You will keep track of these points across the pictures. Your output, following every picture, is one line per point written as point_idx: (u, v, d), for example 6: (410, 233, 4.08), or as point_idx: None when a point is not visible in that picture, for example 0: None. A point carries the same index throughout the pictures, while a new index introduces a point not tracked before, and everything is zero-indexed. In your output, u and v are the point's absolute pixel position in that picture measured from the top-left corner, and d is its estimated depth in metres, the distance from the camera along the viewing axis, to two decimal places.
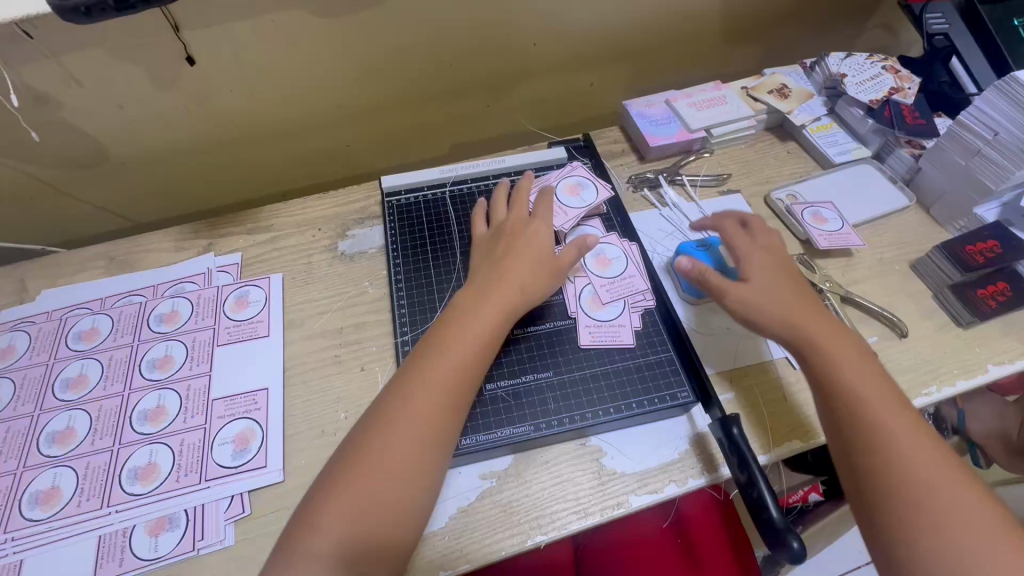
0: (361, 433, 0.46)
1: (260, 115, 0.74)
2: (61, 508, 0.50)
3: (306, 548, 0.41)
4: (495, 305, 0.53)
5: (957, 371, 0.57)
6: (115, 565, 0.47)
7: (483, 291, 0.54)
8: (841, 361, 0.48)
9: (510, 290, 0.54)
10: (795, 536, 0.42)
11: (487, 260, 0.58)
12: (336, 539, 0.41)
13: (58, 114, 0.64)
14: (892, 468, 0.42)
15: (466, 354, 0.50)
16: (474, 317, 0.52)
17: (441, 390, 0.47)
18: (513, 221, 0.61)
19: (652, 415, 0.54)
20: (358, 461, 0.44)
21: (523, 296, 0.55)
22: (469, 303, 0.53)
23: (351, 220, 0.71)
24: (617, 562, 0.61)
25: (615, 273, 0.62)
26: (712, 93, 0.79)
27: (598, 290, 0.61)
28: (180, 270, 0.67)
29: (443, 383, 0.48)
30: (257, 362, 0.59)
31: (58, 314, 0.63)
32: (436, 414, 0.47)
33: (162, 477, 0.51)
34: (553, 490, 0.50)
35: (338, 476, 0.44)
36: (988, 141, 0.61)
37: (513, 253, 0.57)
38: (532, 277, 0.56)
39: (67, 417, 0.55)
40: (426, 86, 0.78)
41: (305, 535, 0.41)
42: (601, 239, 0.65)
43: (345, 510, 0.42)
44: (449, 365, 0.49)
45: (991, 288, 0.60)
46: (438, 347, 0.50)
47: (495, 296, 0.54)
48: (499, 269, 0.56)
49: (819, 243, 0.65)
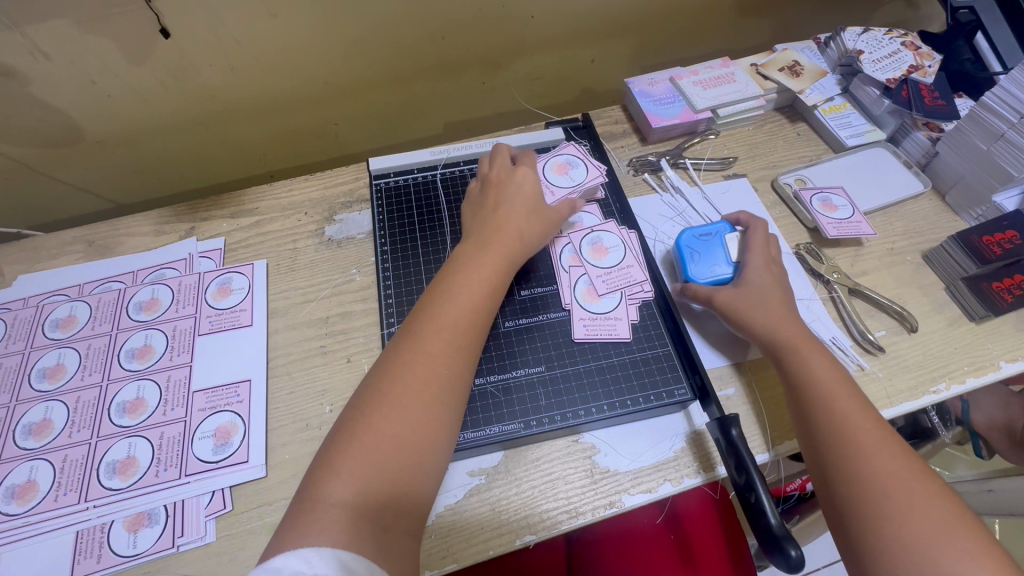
0: (370, 392, 0.42)
1: (244, 89, 0.70)
2: (37, 502, 0.48)
3: (322, 504, 0.36)
4: (496, 253, 0.51)
5: (967, 368, 0.55)
6: (93, 562, 0.46)
7: (480, 243, 0.52)
8: (804, 354, 0.47)
9: (503, 240, 0.53)
10: (793, 544, 0.40)
11: (479, 215, 0.56)
12: (359, 489, 0.37)
13: (27, 88, 0.60)
14: (846, 458, 0.41)
15: (474, 298, 0.48)
16: (482, 266, 0.50)
17: (451, 334, 0.45)
18: (498, 170, 0.59)
19: (646, 412, 0.52)
20: (369, 411, 0.41)
21: (523, 241, 0.54)
22: (467, 255, 0.51)
23: (339, 204, 0.68)
24: (609, 560, 0.60)
25: (613, 262, 0.59)
26: (720, 69, 0.74)
27: (593, 280, 0.58)
28: (161, 254, 0.64)
29: (455, 328, 0.46)
30: (240, 352, 0.57)
31: (35, 300, 0.61)
32: (448, 358, 0.44)
33: (141, 471, 0.50)
34: (543, 488, 0.49)
35: (350, 429, 0.40)
36: (1013, 124, 0.57)
37: (504, 204, 0.55)
38: (530, 225, 0.55)
39: (43, 408, 0.53)
40: (418, 60, 0.74)
41: (322, 488, 0.37)
42: (598, 226, 0.62)
43: (365, 457, 0.39)
44: (458, 313, 0.46)
45: (1007, 280, 0.57)
46: (443, 298, 0.47)
47: (490, 249, 0.52)
48: (490, 221, 0.54)
49: (827, 230, 0.61)
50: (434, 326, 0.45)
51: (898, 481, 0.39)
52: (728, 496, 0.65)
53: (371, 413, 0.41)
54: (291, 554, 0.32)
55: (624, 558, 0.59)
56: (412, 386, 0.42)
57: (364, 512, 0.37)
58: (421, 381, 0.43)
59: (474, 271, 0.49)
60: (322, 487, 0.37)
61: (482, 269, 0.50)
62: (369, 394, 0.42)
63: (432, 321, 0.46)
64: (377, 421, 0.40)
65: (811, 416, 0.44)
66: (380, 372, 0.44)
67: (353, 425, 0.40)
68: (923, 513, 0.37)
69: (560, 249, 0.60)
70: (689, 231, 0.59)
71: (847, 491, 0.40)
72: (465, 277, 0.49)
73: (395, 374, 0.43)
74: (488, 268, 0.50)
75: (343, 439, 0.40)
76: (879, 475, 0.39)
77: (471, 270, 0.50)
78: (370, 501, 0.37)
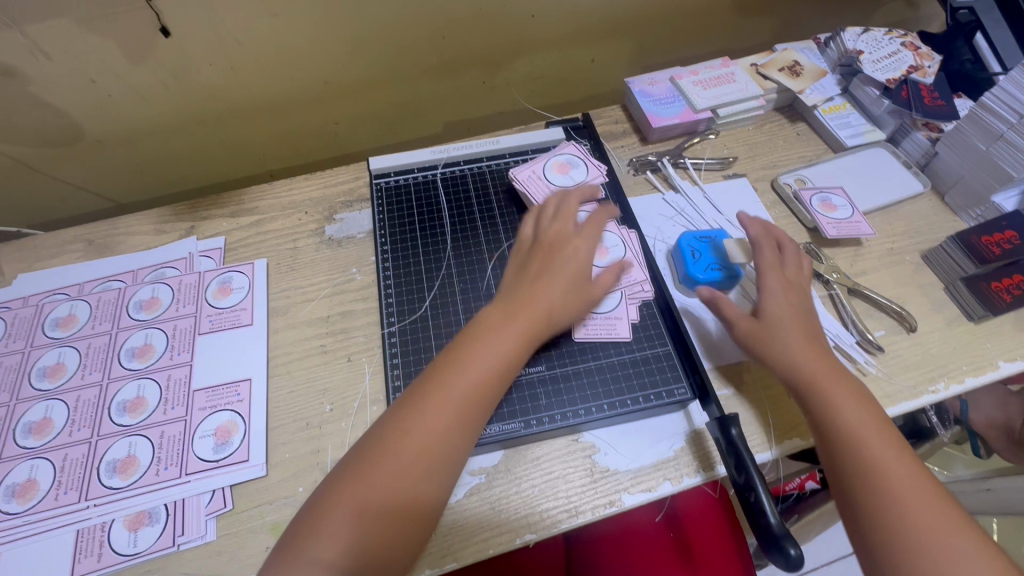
0: (372, 449, 0.43)
1: (244, 89, 0.70)
2: (37, 502, 0.48)
3: (303, 558, 0.38)
4: (520, 326, 0.49)
5: (966, 368, 0.55)
6: (93, 561, 0.46)
7: (505, 313, 0.50)
8: (826, 388, 0.47)
9: (532, 313, 0.50)
10: (793, 543, 0.40)
11: (515, 280, 0.53)
12: (343, 549, 0.39)
13: (27, 88, 0.60)
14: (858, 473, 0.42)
15: (486, 371, 0.46)
16: (496, 339, 0.48)
17: (453, 410, 0.45)
18: (552, 233, 0.55)
19: (646, 412, 0.52)
20: (363, 470, 0.42)
21: (550, 320, 0.51)
22: (491, 321, 0.49)
23: (339, 203, 0.68)
24: (608, 563, 0.60)
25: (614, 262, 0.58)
26: (720, 70, 0.74)
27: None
28: (161, 253, 0.64)
29: (462, 402, 0.45)
30: (241, 351, 0.57)
31: (35, 299, 0.60)
32: (446, 433, 0.44)
33: (141, 470, 0.50)
34: (543, 487, 0.49)
35: (343, 484, 0.42)
36: (1013, 125, 0.57)
37: (546, 276, 0.52)
38: (562, 301, 0.51)
39: (43, 407, 0.53)
40: (419, 60, 0.74)
41: (307, 544, 0.39)
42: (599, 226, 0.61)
43: (349, 520, 0.40)
44: (463, 386, 0.46)
45: (1006, 280, 0.57)
46: (454, 366, 0.47)
47: (516, 321, 0.49)
48: (525, 287, 0.52)
49: (827, 230, 0.62)
50: (441, 398, 0.45)
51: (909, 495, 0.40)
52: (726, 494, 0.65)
53: (367, 473, 0.42)
54: None
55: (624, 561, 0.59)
56: (409, 458, 0.42)
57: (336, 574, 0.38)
58: (418, 453, 0.43)
59: (492, 344, 0.48)
60: (307, 542, 0.39)
61: (500, 342, 0.48)
62: (370, 449, 0.43)
63: (438, 390, 0.45)
64: (370, 483, 0.41)
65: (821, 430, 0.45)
66: (382, 429, 0.44)
67: (347, 482, 0.42)
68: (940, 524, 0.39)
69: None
70: (689, 235, 0.61)
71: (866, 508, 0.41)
72: (479, 348, 0.48)
73: (394, 435, 0.43)
74: (501, 342, 0.48)
75: (336, 492, 0.41)
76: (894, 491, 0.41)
77: (487, 344, 0.48)
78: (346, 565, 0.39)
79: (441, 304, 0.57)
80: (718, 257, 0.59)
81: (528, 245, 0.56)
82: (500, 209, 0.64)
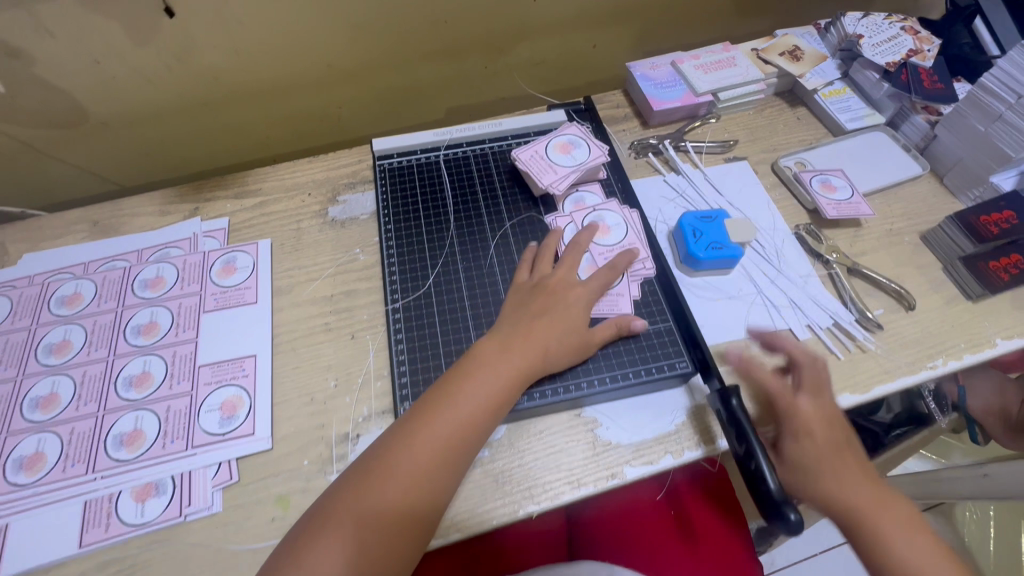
0: (359, 482, 0.43)
1: (248, 73, 0.70)
2: (44, 474, 0.49)
3: None
4: (514, 358, 0.49)
5: (964, 345, 0.56)
6: (101, 531, 0.46)
7: (502, 345, 0.50)
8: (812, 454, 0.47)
9: (529, 348, 0.50)
10: (793, 508, 0.41)
11: (513, 316, 0.52)
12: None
13: (32, 69, 0.61)
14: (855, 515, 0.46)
15: (476, 410, 0.46)
16: (489, 373, 0.48)
17: (442, 448, 0.44)
18: (556, 278, 0.54)
19: (647, 386, 0.52)
20: (347, 508, 0.41)
21: (546, 359, 0.50)
22: (487, 356, 0.49)
23: (342, 185, 0.69)
24: (608, 548, 0.60)
25: (615, 240, 0.59)
26: (720, 54, 0.75)
27: (595, 257, 0.58)
28: (165, 234, 0.65)
29: (450, 440, 0.45)
30: (245, 327, 0.57)
31: (40, 278, 0.61)
32: (434, 472, 0.43)
33: (148, 443, 0.50)
34: (546, 460, 0.50)
35: (328, 519, 0.41)
36: (1011, 105, 0.57)
37: (546, 317, 0.51)
38: (559, 339, 0.51)
39: (50, 382, 0.54)
40: (421, 44, 0.75)
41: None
42: (601, 205, 0.62)
43: (327, 561, 0.39)
44: (453, 421, 0.45)
45: (1004, 260, 0.58)
46: (446, 401, 0.46)
47: (511, 353, 0.49)
48: (526, 323, 0.51)
49: (827, 211, 0.62)
50: (430, 436, 0.44)
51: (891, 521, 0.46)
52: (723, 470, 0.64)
53: (349, 510, 0.41)
54: None
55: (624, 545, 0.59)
56: (396, 492, 0.42)
57: None
58: (403, 490, 0.42)
59: (484, 380, 0.47)
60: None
61: (493, 379, 0.47)
62: (355, 484, 0.43)
63: (430, 422, 0.45)
64: (353, 519, 0.41)
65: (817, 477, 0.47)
66: (370, 465, 0.44)
67: (327, 518, 0.41)
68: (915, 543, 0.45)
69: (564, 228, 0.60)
70: (691, 213, 0.61)
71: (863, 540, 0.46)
72: (474, 381, 0.47)
73: (384, 471, 0.43)
74: (497, 375, 0.48)
75: (319, 528, 0.41)
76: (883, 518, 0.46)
77: (481, 379, 0.47)
78: None
79: (445, 282, 0.58)
80: (721, 235, 0.59)
81: (528, 287, 0.55)
82: (503, 189, 0.64)
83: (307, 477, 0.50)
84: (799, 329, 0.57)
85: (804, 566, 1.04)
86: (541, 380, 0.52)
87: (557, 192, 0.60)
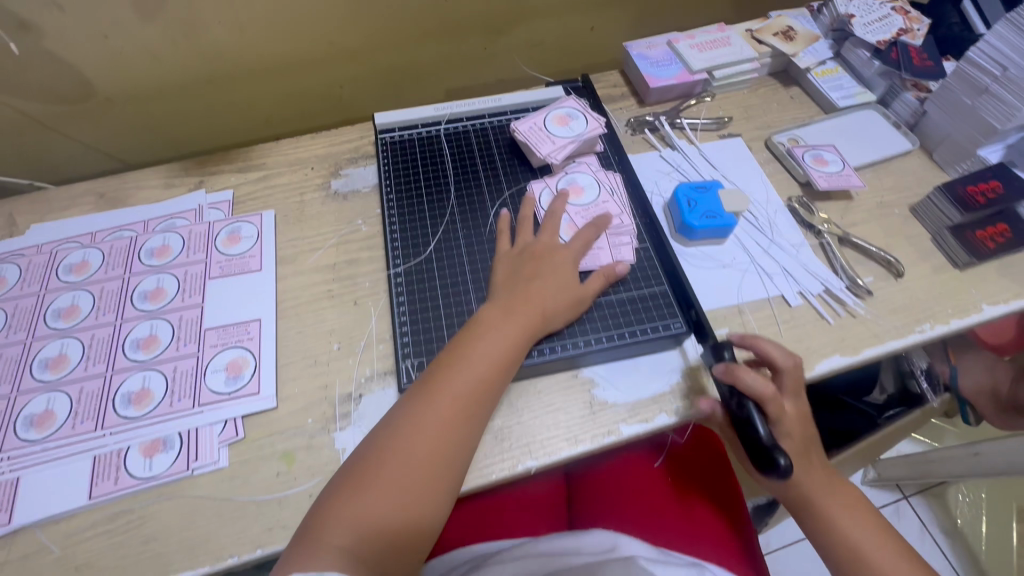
0: (391, 436, 0.45)
1: (252, 50, 0.72)
2: (55, 430, 0.50)
3: (328, 544, 0.40)
4: (521, 318, 0.51)
5: (951, 311, 0.57)
6: (111, 483, 0.48)
7: (506, 309, 0.51)
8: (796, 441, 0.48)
9: (528, 313, 0.51)
10: (783, 454, 0.43)
11: (511, 280, 0.54)
12: (356, 537, 0.40)
13: (41, 42, 0.62)
14: (847, 555, 0.47)
15: (490, 368, 0.48)
16: (500, 332, 0.49)
17: (465, 404, 0.46)
18: (540, 244, 0.56)
19: (643, 346, 0.54)
20: (382, 462, 0.43)
21: (545, 320, 0.51)
22: (489, 318, 0.50)
23: (344, 159, 0.70)
24: (608, 520, 0.60)
25: (588, 200, 0.61)
26: (716, 34, 0.76)
27: (573, 217, 0.60)
28: (171, 205, 0.66)
29: (467, 396, 0.47)
30: (251, 293, 0.59)
31: (48, 247, 0.62)
32: (460, 427, 0.46)
33: (156, 402, 0.51)
34: (544, 419, 0.51)
35: (367, 473, 0.43)
36: (997, 78, 0.59)
37: (540, 278, 0.53)
38: (557, 302, 0.52)
39: (59, 344, 0.55)
40: (422, 24, 0.76)
41: (328, 532, 0.40)
42: (573, 170, 0.64)
43: (371, 509, 0.41)
44: (473, 379, 0.47)
45: (991, 229, 0.60)
46: (462, 359, 0.48)
47: (513, 318, 0.50)
48: (520, 288, 0.52)
49: (818, 183, 0.64)
50: (447, 393, 0.46)
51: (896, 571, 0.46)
52: (704, 436, 0.67)
53: (377, 466, 0.43)
54: None
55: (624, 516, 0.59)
56: (427, 447, 0.44)
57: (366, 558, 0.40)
58: (427, 447, 0.44)
59: (492, 341, 0.49)
60: (328, 529, 0.40)
61: (500, 339, 0.49)
62: (381, 444, 0.45)
63: (449, 379, 0.47)
64: (383, 475, 0.43)
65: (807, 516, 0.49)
66: (398, 421, 0.46)
67: (358, 476, 0.43)
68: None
69: (539, 193, 0.62)
70: (685, 184, 0.63)
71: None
72: (487, 341, 0.49)
73: (413, 427, 0.45)
74: (502, 336, 0.49)
75: (357, 481, 0.43)
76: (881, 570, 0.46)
77: (495, 339, 0.49)
78: (370, 550, 0.40)
79: (446, 248, 0.59)
80: (715, 205, 0.61)
81: (527, 252, 0.56)
82: (502, 162, 0.66)
83: (311, 435, 0.51)
84: (792, 296, 0.58)
85: (797, 547, 1.05)
86: (542, 340, 0.53)
87: (555, 162, 0.62)
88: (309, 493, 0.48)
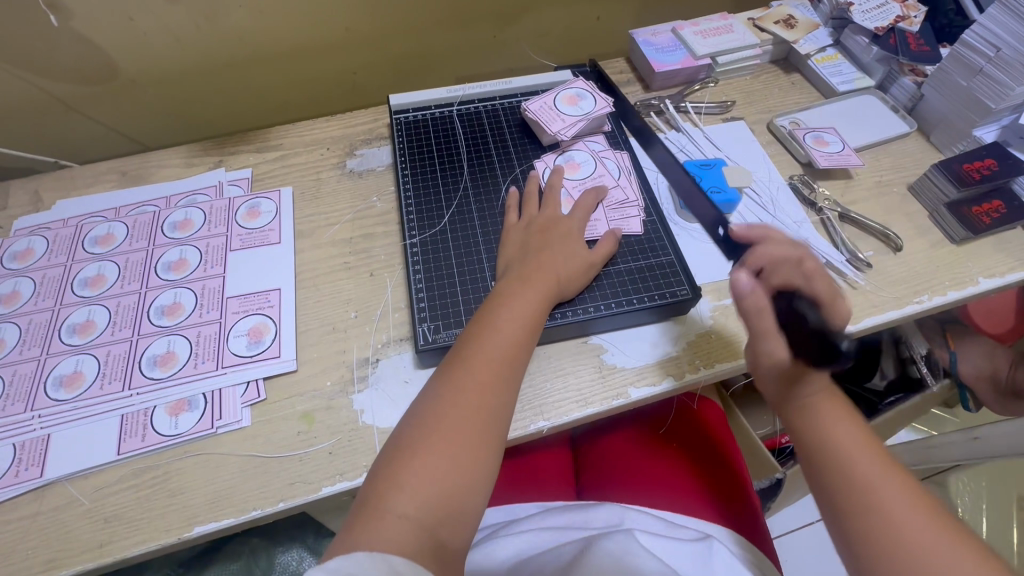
0: (432, 401, 0.43)
1: (271, 35, 0.74)
2: (83, 390, 0.52)
3: (385, 515, 0.37)
4: (536, 284, 0.51)
5: (948, 283, 0.59)
6: (138, 440, 0.49)
7: (521, 277, 0.52)
8: (824, 413, 0.48)
9: (545, 279, 0.52)
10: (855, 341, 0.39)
11: (521, 250, 0.55)
12: (422, 503, 0.38)
13: (70, 22, 0.64)
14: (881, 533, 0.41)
15: (518, 331, 0.48)
16: (518, 297, 0.50)
17: (499, 364, 0.46)
18: (547, 217, 0.58)
19: (650, 314, 0.55)
20: (426, 429, 0.42)
21: (560, 287, 0.53)
22: (505, 284, 0.52)
23: (359, 141, 0.72)
24: (619, 492, 0.62)
25: (585, 175, 0.64)
26: (718, 22, 0.79)
27: (570, 191, 0.62)
28: (192, 183, 0.68)
29: (502, 359, 0.46)
30: (270, 264, 0.61)
31: (74, 221, 0.64)
32: (497, 386, 0.45)
33: (181, 363, 0.53)
34: (555, 383, 0.53)
35: (411, 441, 0.41)
36: (991, 59, 0.61)
37: (550, 248, 0.55)
38: (570, 271, 0.54)
39: (86, 311, 0.57)
40: (435, 12, 0.79)
41: (383, 499, 0.38)
42: (568, 147, 0.66)
43: (423, 478, 0.39)
44: (503, 343, 0.47)
45: (986, 206, 0.62)
46: (488, 324, 0.48)
47: (529, 284, 0.51)
48: (531, 258, 0.54)
49: (818, 161, 0.66)
50: (481, 356, 0.46)
51: (913, 528, 0.40)
52: (704, 406, 0.70)
53: (426, 430, 0.42)
54: (344, 558, 0.33)
55: (636, 488, 0.61)
56: (471, 409, 0.43)
57: (423, 528, 0.37)
58: (474, 409, 0.43)
59: (516, 305, 0.49)
60: (383, 498, 0.38)
61: (523, 302, 0.50)
62: (424, 414, 0.43)
63: (478, 339, 0.47)
64: (436, 442, 0.41)
65: (830, 481, 0.45)
66: (435, 387, 0.44)
67: (408, 446, 0.41)
68: (941, 550, 0.38)
69: (541, 171, 0.64)
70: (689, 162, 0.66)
71: (852, 538, 0.42)
72: (508, 307, 0.49)
73: (452, 391, 0.44)
74: (522, 301, 0.50)
75: (404, 450, 0.41)
76: (890, 519, 0.41)
77: (515, 303, 0.50)
78: (428, 517, 0.38)
79: (459, 220, 0.61)
80: (717, 181, 0.64)
81: (538, 223, 0.58)
82: (513, 140, 0.68)
83: (329, 397, 0.52)
84: None
85: (799, 534, 1.04)
86: (558, 308, 0.54)
87: (566, 139, 0.65)
88: (329, 450, 0.49)
